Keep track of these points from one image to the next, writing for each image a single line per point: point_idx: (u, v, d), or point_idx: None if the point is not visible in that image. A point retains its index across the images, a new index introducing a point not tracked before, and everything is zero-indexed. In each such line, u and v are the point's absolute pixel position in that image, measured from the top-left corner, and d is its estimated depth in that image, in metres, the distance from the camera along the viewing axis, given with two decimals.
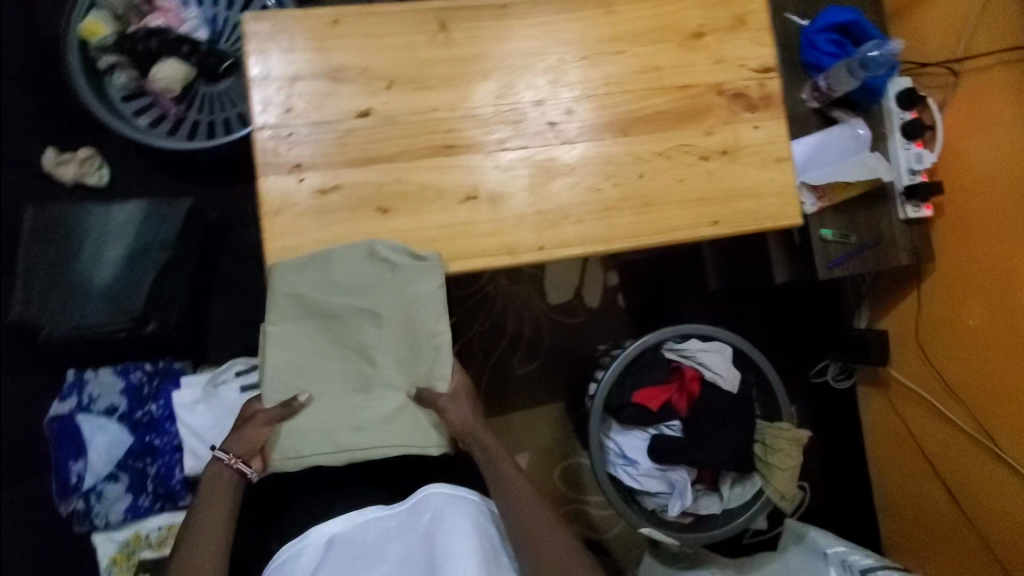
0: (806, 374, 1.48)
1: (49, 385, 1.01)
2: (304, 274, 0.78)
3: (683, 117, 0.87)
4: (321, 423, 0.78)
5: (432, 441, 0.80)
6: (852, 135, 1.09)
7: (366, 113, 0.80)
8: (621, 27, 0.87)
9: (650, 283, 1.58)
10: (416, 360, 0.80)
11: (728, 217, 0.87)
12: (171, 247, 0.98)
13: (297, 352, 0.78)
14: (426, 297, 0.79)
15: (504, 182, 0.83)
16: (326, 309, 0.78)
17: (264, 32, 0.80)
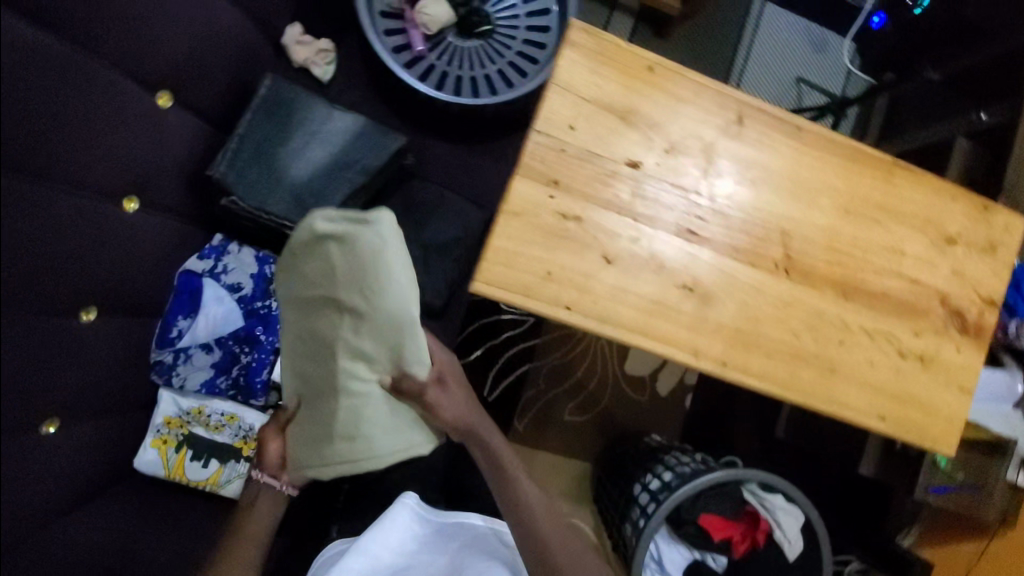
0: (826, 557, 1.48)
1: (192, 239, 1.01)
2: (294, 273, 0.88)
3: (901, 308, 0.87)
4: (311, 434, 0.90)
5: (416, 438, 0.90)
6: (1005, 384, 1.09)
7: (637, 164, 0.80)
8: (889, 201, 0.87)
9: (719, 399, 1.60)
10: (379, 351, 0.85)
11: (896, 418, 0.87)
12: (369, 175, 0.98)
13: (292, 349, 0.91)
14: (379, 270, 0.82)
15: (722, 288, 0.83)
16: (307, 307, 0.88)
17: (585, 46, 0.79)
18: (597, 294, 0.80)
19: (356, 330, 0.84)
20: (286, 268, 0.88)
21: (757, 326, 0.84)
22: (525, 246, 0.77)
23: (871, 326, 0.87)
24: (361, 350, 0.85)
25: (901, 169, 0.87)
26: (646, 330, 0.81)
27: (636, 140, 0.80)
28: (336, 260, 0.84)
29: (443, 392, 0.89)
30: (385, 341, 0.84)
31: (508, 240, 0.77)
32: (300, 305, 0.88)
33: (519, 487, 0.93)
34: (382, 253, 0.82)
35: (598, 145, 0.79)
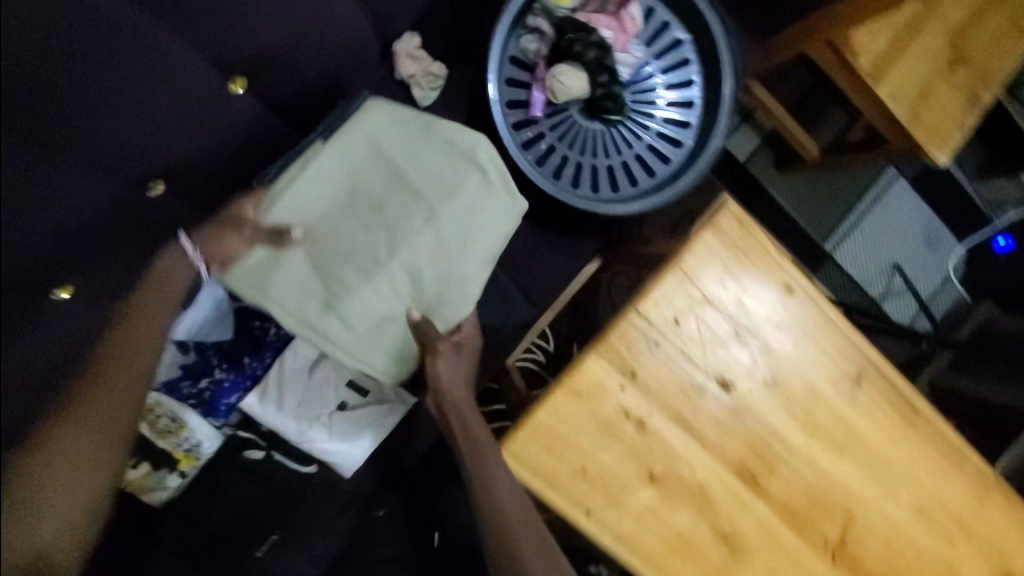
0: None
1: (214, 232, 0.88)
2: (398, 135, 0.77)
3: None
4: (307, 278, 0.73)
5: (385, 370, 0.77)
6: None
7: (728, 387, 0.68)
8: (972, 518, 0.76)
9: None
10: (432, 280, 0.76)
11: None
12: None
13: (336, 190, 0.75)
14: (487, 229, 0.78)
15: (760, 551, 0.71)
16: (394, 175, 0.76)
17: (732, 237, 0.66)
18: (626, 510, 0.68)
19: (426, 244, 0.75)
20: (394, 123, 0.76)
21: None
22: (566, 431, 0.66)
23: None
24: (418, 259, 0.75)
25: (995, 491, 0.77)
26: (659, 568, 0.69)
27: (740, 358, 0.68)
28: (456, 172, 0.77)
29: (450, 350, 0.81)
30: (439, 278, 0.76)
31: (553, 417, 0.66)
32: (389, 166, 0.76)
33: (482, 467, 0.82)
34: (498, 221, 0.79)
35: (698, 352, 0.66)
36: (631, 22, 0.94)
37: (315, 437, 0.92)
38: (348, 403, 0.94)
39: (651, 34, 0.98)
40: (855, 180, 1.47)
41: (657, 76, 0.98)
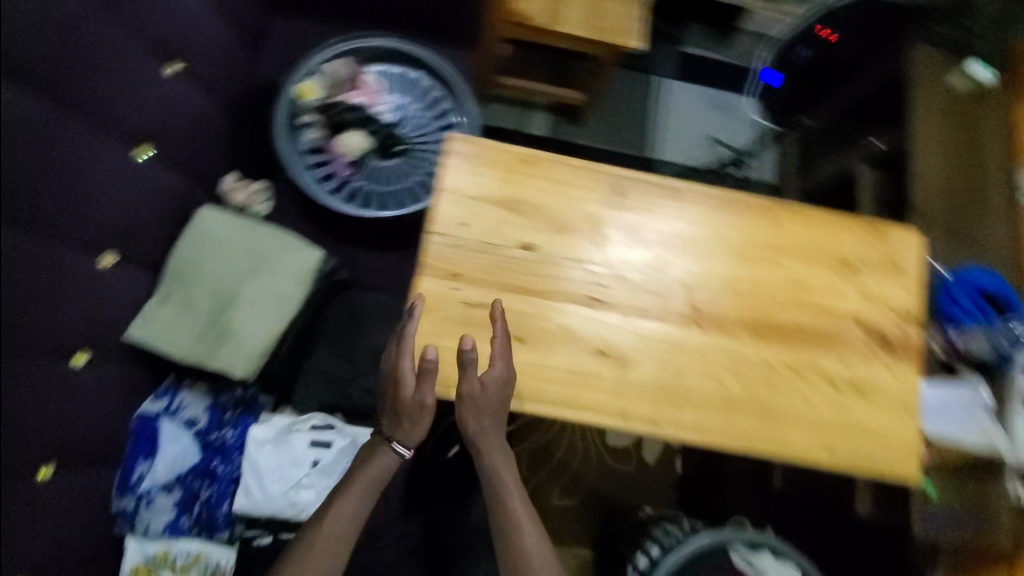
0: None
1: (151, 386, 1.08)
2: (232, 223, 1.08)
3: (822, 340, 0.88)
4: (176, 317, 1.01)
5: (243, 365, 1.01)
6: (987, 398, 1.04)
7: (528, 247, 0.87)
8: (780, 237, 0.92)
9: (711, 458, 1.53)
10: (254, 305, 1.04)
11: (844, 450, 0.85)
12: (282, 305, 1.05)
13: (188, 267, 1.04)
14: (291, 269, 1.07)
15: (635, 346, 0.85)
16: (225, 246, 1.06)
17: (467, 154, 0.90)
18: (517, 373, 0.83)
19: (250, 289, 1.04)
20: (226, 219, 1.08)
21: (683, 378, 0.85)
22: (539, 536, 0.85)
23: (800, 357, 0.87)
24: (246, 294, 1.04)
25: (782, 211, 0.93)
26: (575, 399, 0.83)
27: (525, 225, 0.88)
28: (264, 239, 1.08)
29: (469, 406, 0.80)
30: (259, 301, 1.04)
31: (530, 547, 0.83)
32: (220, 241, 1.06)
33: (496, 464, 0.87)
34: (295, 268, 1.08)
35: (488, 235, 0.87)
36: (370, 86, 1.27)
37: (306, 500, 1.05)
38: (321, 460, 1.07)
39: (392, 83, 1.31)
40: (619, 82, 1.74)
41: (415, 104, 1.30)
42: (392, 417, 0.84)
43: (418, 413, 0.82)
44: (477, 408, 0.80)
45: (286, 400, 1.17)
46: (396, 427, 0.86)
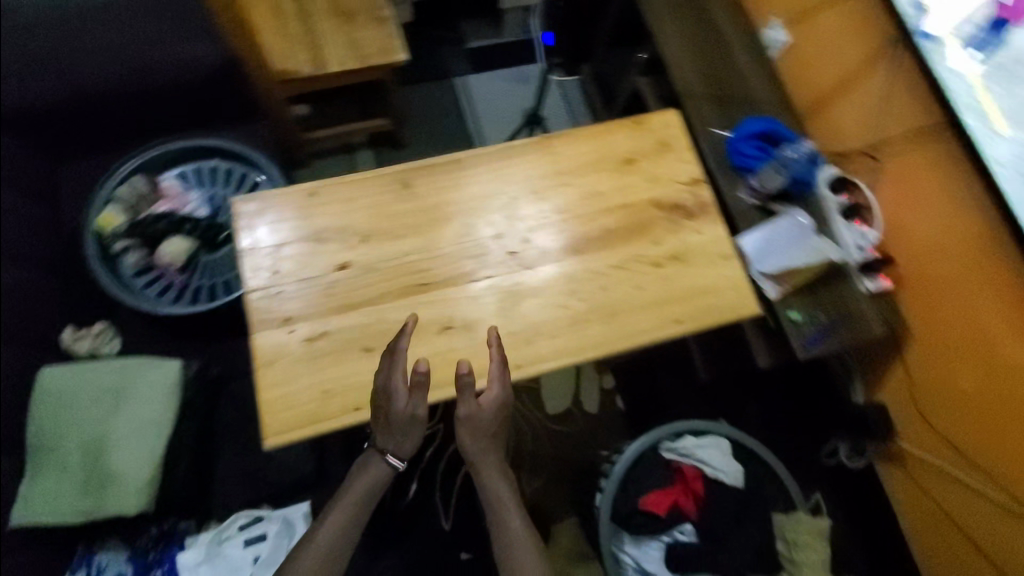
0: (817, 457, 1.47)
1: (62, 562, 1.05)
2: (78, 372, 1.06)
3: (632, 232, 0.97)
4: (53, 480, 0.99)
5: (132, 501, 0.98)
6: (807, 221, 1.18)
7: (345, 265, 0.91)
8: (561, 164, 1.01)
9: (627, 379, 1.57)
10: (125, 439, 1.02)
11: (690, 314, 0.93)
12: (155, 427, 1.03)
13: (50, 429, 1.02)
14: (151, 391, 1.06)
15: (475, 310, 0.90)
16: (77, 395, 1.04)
17: (255, 210, 0.93)
18: None
19: (117, 425, 1.02)
20: (70, 369, 1.06)
21: (529, 315, 0.91)
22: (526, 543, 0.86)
23: (620, 253, 0.95)
24: (114, 432, 1.02)
25: (554, 140, 1.03)
26: (442, 376, 0.87)
27: (335, 248, 0.92)
28: (116, 373, 1.06)
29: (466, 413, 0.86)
30: (130, 433, 1.02)
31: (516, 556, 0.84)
32: (70, 392, 1.04)
33: (492, 482, 0.91)
34: (155, 388, 1.06)
35: (303, 271, 0.90)
36: (172, 191, 1.29)
37: None
38: (261, 553, 1.05)
39: (195, 181, 1.34)
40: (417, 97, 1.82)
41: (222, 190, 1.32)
42: (385, 433, 0.85)
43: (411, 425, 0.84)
44: (475, 419, 0.86)
45: (207, 514, 1.15)
46: (387, 440, 0.87)
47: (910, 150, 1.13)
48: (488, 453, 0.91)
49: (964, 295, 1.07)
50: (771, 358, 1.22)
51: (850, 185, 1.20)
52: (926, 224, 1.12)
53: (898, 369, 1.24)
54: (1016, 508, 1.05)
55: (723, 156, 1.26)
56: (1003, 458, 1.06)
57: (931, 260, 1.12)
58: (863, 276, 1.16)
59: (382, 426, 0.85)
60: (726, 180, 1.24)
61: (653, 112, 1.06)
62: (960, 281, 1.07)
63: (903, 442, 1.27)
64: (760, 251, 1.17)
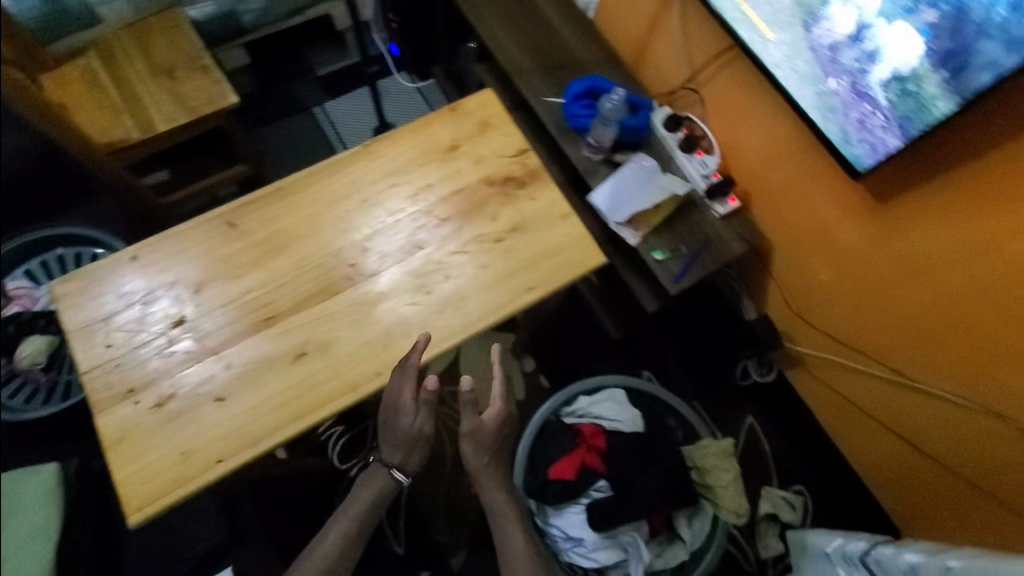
0: (733, 379, 1.58)
1: None
2: None
3: (469, 215, 0.98)
4: None
5: None
6: (653, 163, 1.24)
7: (181, 320, 0.88)
8: (388, 165, 1.01)
9: (545, 355, 1.60)
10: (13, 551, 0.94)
11: (540, 278, 0.95)
12: (40, 533, 0.96)
13: None
14: (32, 498, 1.00)
15: (325, 329, 0.88)
16: None
17: (77, 288, 0.89)
18: (235, 428, 0.81)
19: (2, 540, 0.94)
20: None
21: (382, 321, 0.90)
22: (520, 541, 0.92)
23: (463, 239, 0.97)
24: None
25: (377, 144, 1.03)
26: (298, 407, 0.83)
27: (169, 306, 0.89)
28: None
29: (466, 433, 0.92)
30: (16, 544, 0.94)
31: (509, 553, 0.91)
32: None
33: (488, 491, 0.96)
34: (36, 493, 1.00)
35: (137, 338, 0.87)
36: (22, 291, 1.23)
37: None
38: None
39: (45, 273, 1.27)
40: (273, 133, 1.77)
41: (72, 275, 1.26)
42: (391, 445, 0.95)
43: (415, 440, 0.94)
44: (475, 439, 0.93)
45: None
46: (394, 453, 0.95)
47: (719, 73, 1.19)
48: (488, 465, 0.95)
49: (796, 194, 1.14)
50: (656, 300, 1.24)
51: (682, 121, 1.26)
52: (751, 137, 1.18)
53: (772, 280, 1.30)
54: (895, 376, 1.12)
55: (561, 122, 1.29)
56: (870, 337, 1.12)
57: (765, 170, 1.18)
58: (713, 201, 1.22)
59: (388, 438, 0.95)
60: (569, 144, 1.27)
61: (470, 95, 1.08)
62: (789, 182, 1.14)
63: (794, 344, 1.34)
64: (614, 202, 1.21)
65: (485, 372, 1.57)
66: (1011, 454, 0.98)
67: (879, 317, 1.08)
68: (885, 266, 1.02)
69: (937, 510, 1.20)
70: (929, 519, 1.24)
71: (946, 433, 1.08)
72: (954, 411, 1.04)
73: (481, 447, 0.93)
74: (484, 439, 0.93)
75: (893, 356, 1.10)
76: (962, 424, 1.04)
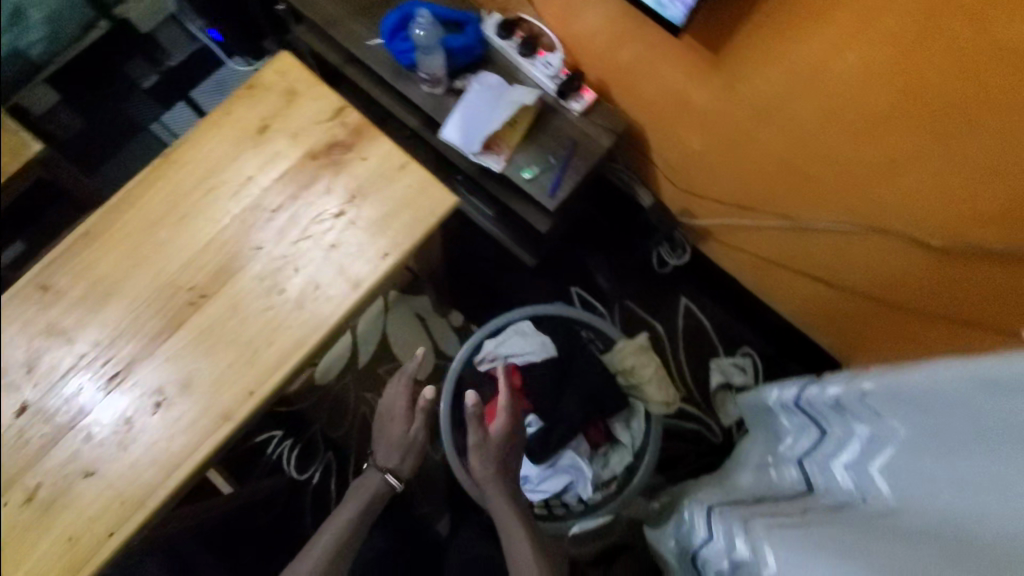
0: (654, 269, 1.57)
1: None
2: None
3: (301, 195, 0.90)
4: None
5: None
6: (498, 79, 1.17)
7: (22, 406, 0.77)
8: (197, 167, 0.90)
9: (470, 303, 1.56)
10: None
11: (393, 240, 0.89)
12: None
13: None
14: None
15: (181, 366, 0.82)
16: None
17: None
18: (121, 490, 0.77)
19: None
20: None
21: (238, 340, 0.83)
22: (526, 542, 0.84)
23: (302, 224, 0.88)
24: None
25: (178, 147, 0.91)
26: (174, 455, 0.79)
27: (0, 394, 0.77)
28: None
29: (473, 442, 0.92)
30: None
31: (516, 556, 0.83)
32: None
33: (494, 500, 0.91)
34: None
35: None
36: None
37: None
38: None
39: None
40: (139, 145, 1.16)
41: None
42: (390, 449, 1.11)
43: (408, 441, 1.11)
44: (486, 450, 0.92)
45: None
46: (389, 457, 1.11)
47: None
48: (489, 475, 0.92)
49: (643, 71, 1.09)
50: (548, 219, 1.18)
51: (513, 25, 1.18)
52: (583, 25, 1.11)
53: (656, 161, 1.27)
54: (789, 219, 1.12)
55: (391, 64, 1.19)
56: (757, 190, 1.12)
57: (608, 55, 1.12)
58: (568, 101, 1.17)
59: (384, 443, 1.13)
60: (406, 85, 1.18)
61: (267, 65, 0.97)
62: (631, 62, 1.09)
63: (694, 218, 1.33)
64: (466, 132, 1.13)
65: (417, 338, 1.54)
66: (903, 258, 1.01)
67: (756, 166, 1.07)
68: (742, 115, 1.01)
69: (863, 334, 1.23)
70: (857, 345, 1.28)
71: (847, 259, 1.10)
72: (846, 235, 1.05)
73: (496, 460, 0.93)
74: (496, 452, 0.93)
75: (780, 200, 1.10)
76: (857, 245, 1.05)
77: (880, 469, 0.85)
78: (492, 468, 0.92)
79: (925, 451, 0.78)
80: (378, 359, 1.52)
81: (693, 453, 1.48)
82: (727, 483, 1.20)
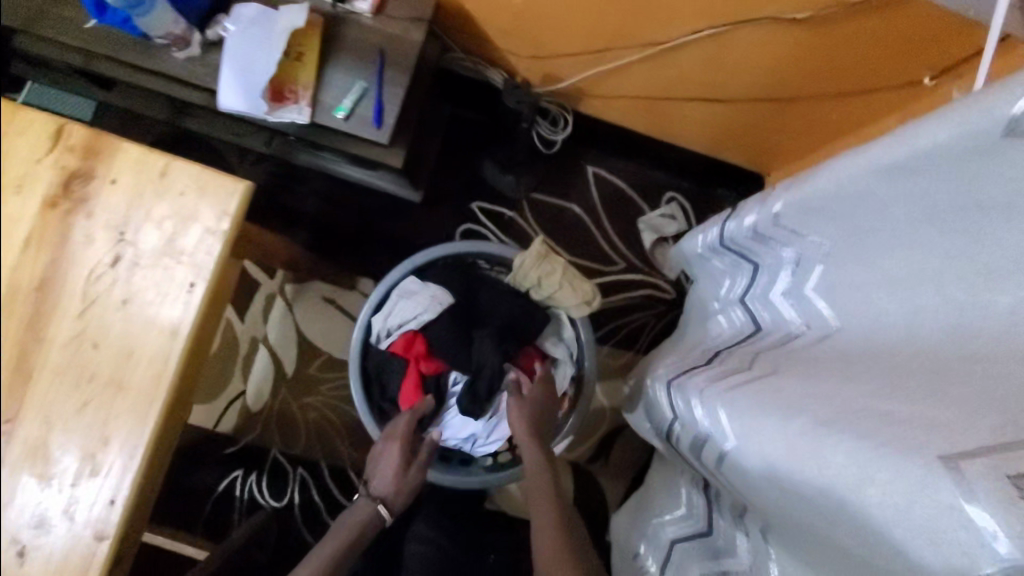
0: (545, 152, 1.39)
1: None
2: None
3: (61, 257, 0.71)
4: None
5: None
6: (254, 7, 0.91)
7: None
8: None
9: (373, 264, 1.41)
10: None
11: (193, 264, 0.72)
12: None
13: None
14: None
15: (25, 503, 0.69)
16: None
17: None
18: None
19: None
20: None
21: (70, 452, 0.69)
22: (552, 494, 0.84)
23: (79, 290, 0.71)
24: None
25: None
26: None
27: None
28: None
29: (516, 403, 0.89)
30: None
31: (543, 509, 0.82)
32: None
33: (529, 450, 0.87)
34: None
35: None
36: None
37: None
38: None
39: None
40: None
41: None
42: (385, 475, 0.88)
43: (409, 477, 0.89)
44: (526, 411, 0.89)
45: None
46: (383, 483, 0.89)
47: None
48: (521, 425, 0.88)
49: None
50: (391, 152, 0.99)
51: None
52: None
53: (488, 33, 1.06)
54: (649, 47, 0.95)
55: (125, 42, 0.94)
56: (605, 26, 0.93)
57: None
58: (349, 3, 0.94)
59: (381, 469, 0.89)
60: (153, 60, 0.93)
61: None
62: None
63: (558, 82, 1.15)
64: (246, 87, 0.90)
65: (335, 321, 1.41)
66: (782, 45, 0.86)
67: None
68: None
69: (770, 139, 1.12)
70: (773, 151, 1.16)
71: (726, 65, 0.94)
72: (715, 41, 0.89)
73: (532, 419, 0.89)
74: (534, 417, 0.89)
75: (632, 28, 0.92)
76: (732, 47, 0.89)
77: (815, 290, 0.76)
78: (530, 430, 0.88)
79: (851, 259, 0.69)
80: (305, 359, 1.40)
81: (652, 318, 1.42)
82: (684, 344, 1.13)
